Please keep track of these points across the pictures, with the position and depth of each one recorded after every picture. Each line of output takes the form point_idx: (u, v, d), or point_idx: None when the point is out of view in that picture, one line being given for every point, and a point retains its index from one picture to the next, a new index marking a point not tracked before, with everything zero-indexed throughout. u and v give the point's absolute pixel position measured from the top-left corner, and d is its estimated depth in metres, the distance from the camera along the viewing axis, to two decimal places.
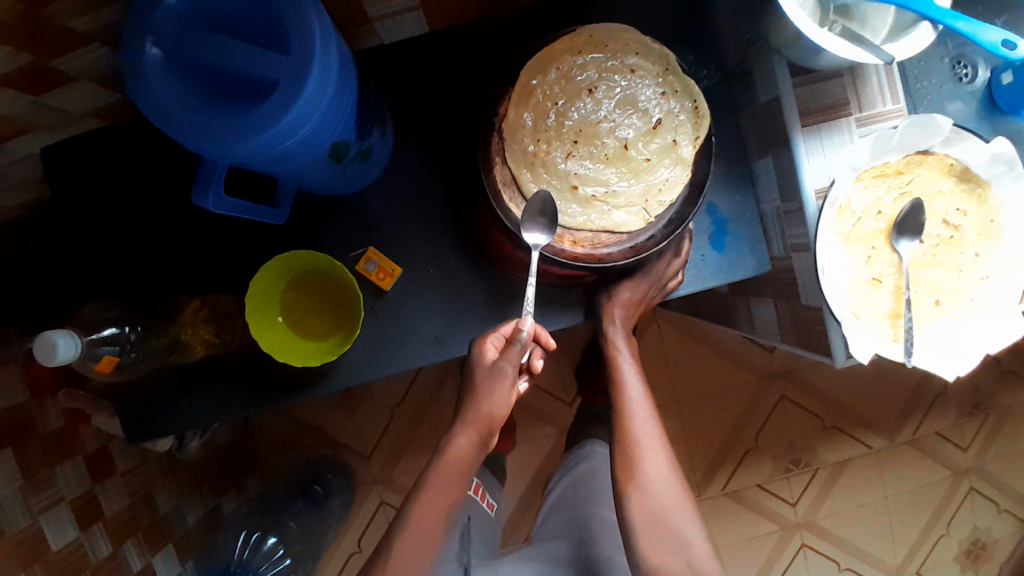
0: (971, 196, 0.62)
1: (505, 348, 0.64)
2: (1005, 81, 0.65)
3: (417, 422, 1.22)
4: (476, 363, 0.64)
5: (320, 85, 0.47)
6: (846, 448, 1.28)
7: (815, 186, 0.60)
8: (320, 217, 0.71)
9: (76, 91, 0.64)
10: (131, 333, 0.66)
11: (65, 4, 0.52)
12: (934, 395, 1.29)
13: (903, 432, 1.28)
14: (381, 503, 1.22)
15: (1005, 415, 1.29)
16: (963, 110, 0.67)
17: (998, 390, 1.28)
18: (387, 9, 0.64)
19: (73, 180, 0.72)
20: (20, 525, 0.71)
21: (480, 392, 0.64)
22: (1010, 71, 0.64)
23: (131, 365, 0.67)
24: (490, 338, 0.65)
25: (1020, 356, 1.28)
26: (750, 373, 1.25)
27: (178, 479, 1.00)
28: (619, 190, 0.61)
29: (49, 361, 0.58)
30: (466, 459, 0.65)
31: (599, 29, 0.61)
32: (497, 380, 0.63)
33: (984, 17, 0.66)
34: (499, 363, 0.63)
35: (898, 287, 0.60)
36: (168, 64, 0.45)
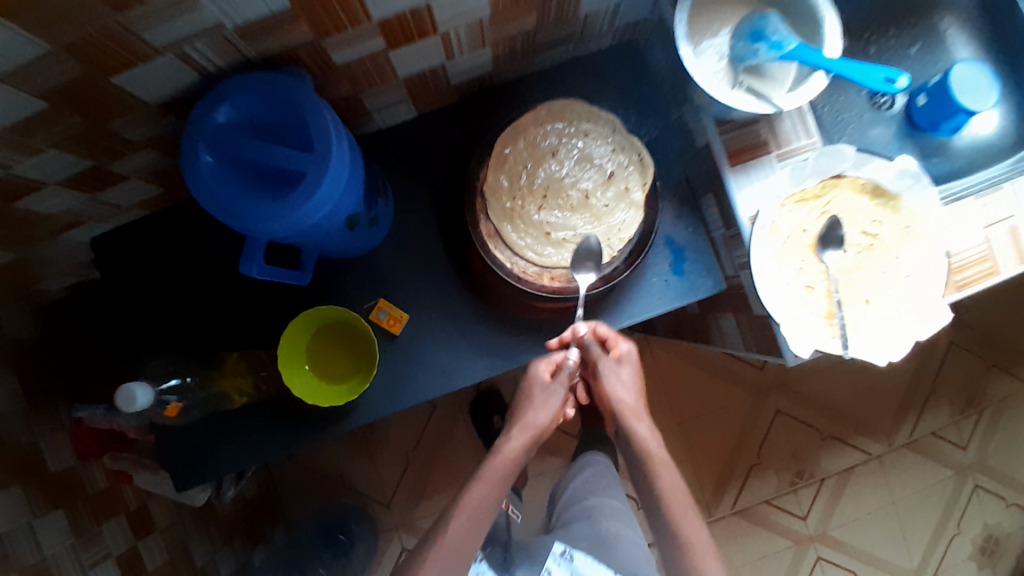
0: (886, 207, 0.73)
1: (556, 371, 0.75)
2: (920, 102, 0.85)
3: (432, 464, 1.34)
4: (531, 382, 0.75)
5: (337, 171, 0.58)
6: (847, 456, 1.35)
7: (749, 215, 0.72)
8: (338, 277, 0.83)
9: (127, 188, 0.76)
10: (189, 380, 0.76)
11: (119, 123, 0.63)
12: (927, 396, 1.37)
13: (901, 435, 1.36)
14: (402, 547, 1.32)
15: (997, 409, 1.37)
16: (886, 130, 0.89)
17: (987, 387, 1.37)
18: (384, 102, 0.75)
19: (121, 263, 0.83)
20: None
21: (534, 404, 0.74)
22: (923, 95, 0.84)
23: (189, 407, 0.78)
24: (544, 360, 0.76)
25: (1000, 350, 1.37)
26: (743, 390, 1.34)
27: (212, 533, 1.11)
28: (584, 233, 0.73)
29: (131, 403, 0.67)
30: (514, 462, 0.70)
31: (557, 103, 0.74)
32: (551, 395, 0.74)
33: (901, 50, 0.90)
34: (554, 382, 0.75)
35: (830, 291, 0.71)
36: (218, 166, 0.57)
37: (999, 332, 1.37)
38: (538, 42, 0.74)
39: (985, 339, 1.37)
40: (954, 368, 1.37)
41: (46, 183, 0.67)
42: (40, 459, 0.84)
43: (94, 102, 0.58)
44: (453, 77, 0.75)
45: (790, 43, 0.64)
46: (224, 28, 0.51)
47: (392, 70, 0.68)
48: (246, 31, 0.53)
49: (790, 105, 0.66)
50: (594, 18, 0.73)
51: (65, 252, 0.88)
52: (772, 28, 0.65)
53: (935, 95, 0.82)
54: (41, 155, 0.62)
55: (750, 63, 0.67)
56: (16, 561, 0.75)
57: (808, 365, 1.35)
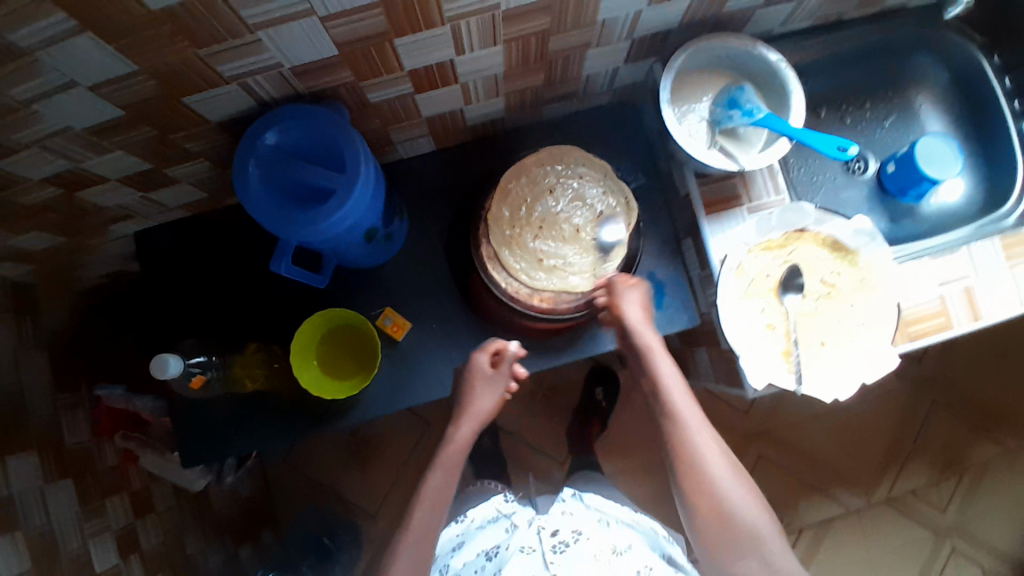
0: (845, 262, 0.82)
1: (496, 360, 0.83)
2: (890, 170, 0.95)
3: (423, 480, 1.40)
4: (471, 374, 0.83)
5: (363, 191, 0.67)
6: (827, 507, 1.40)
7: (720, 258, 0.81)
8: (352, 287, 0.92)
9: (173, 192, 0.85)
10: (214, 358, 0.84)
11: (180, 137, 0.72)
12: (909, 455, 1.42)
13: (881, 491, 1.41)
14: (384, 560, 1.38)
15: (977, 473, 1.42)
16: (859, 193, 0.99)
17: (967, 450, 1.42)
18: (408, 136, 0.86)
19: (159, 257, 0.93)
20: (74, 544, 0.86)
21: (474, 394, 0.82)
22: (892, 163, 0.95)
23: (213, 383, 0.84)
24: (481, 352, 0.83)
25: (980, 415, 1.43)
26: (729, 433, 1.40)
27: (205, 524, 1.18)
28: (573, 262, 0.82)
29: (165, 368, 0.73)
30: (463, 449, 0.82)
31: (557, 148, 0.84)
32: (493, 387, 0.83)
33: (874, 121, 1.00)
34: (493, 373, 0.83)
35: (788, 331, 0.79)
36: (261, 178, 0.67)
37: (979, 397, 1.44)
38: (546, 96, 0.85)
39: (963, 399, 1.43)
40: (935, 429, 1.42)
41: (107, 180, 0.76)
42: (58, 432, 0.91)
43: (166, 116, 0.66)
44: (469, 120, 0.86)
45: (758, 112, 0.75)
46: (283, 67, 0.62)
47: (417, 110, 0.78)
48: (300, 70, 0.63)
49: (757, 165, 0.76)
50: (596, 78, 0.84)
51: (108, 245, 0.97)
52: (746, 98, 0.76)
53: (903, 164, 0.92)
54: (107, 155, 0.71)
55: (726, 127, 0.78)
56: (27, 522, 0.80)
57: (790, 416, 1.41)
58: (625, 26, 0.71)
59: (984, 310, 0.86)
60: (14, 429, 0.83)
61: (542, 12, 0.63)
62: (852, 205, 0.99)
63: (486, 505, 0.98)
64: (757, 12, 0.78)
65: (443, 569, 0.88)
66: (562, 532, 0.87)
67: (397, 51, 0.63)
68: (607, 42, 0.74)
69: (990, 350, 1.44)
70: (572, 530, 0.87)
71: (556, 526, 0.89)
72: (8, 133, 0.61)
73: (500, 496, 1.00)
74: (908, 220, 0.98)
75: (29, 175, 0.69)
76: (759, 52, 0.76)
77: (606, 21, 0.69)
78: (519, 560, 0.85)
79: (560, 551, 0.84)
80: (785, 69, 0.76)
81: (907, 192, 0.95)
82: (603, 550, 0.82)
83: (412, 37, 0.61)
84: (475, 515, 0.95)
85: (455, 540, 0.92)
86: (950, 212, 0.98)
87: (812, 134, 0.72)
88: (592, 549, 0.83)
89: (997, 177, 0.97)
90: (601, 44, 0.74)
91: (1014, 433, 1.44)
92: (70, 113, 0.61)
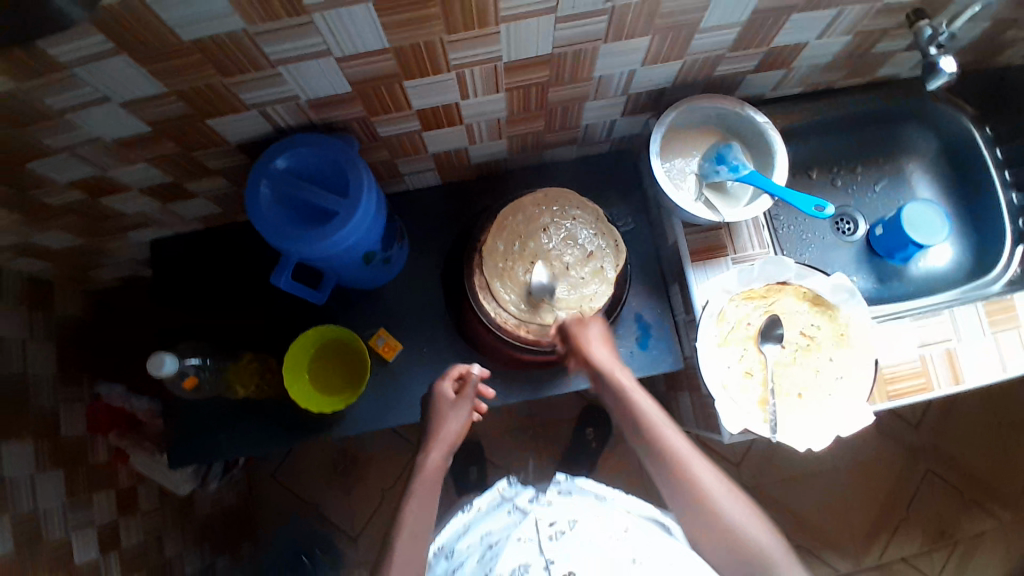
0: (824, 316, 0.85)
1: (460, 386, 0.84)
2: (879, 232, 0.99)
3: None
4: (437, 399, 0.83)
5: (365, 214, 0.72)
6: (813, 570, 1.38)
7: (702, 303, 0.84)
8: (350, 307, 0.96)
9: (191, 204, 0.91)
10: (209, 362, 0.87)
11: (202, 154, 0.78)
12: (899, 522, 1.40)
13: (870, 557, 1.38)
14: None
15: (970, 546, 1.40)
16: (849, 252, 1.02)
17: (960, 521, 1.40)
18: (415, 169, 0.91)
19: (172, 264, 0.98)
20: (57, 536, 0.88)
21: (443, 417, 0.82)
22: (881, 226, 0.98)
23: (205, 384, 0.87)
24: (444, 381, 0.85)
25: (974, 486, 1.41)
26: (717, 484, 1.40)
27: (186, 530, 1.18)
28: (561, 297, 0.85)
29: (160, 367, 0.77)
30: (438, 471, 0.80)
31: (553, 189, 0.89)
32: (458, 411, 0.83)
33: (865, 185, 1.04)
34: (458, 399, 0.83)
35: (765, 378, 0.82)
36: (272, 198, 0.71)
37: (973, 468, 1.42)
38: (547, 141, 0.90)
39: (957, 468, 1.42)
40: (927, 497, 1.41)
41: (131, 188, 0.82)
42: (55, 424, 0.94)
43: (191, 134, 0.72)
44: (474, 158, 0.91)
45: (744, 168, 0.80)
46: (300, 99, 0.67)
47: (424, 146, 0.83)
48: (316, 103, 0.69)
49: (740, 217, 0.81)
50: (594, 127, 0.89)
51: (125, 249, 1.03)
52: (733, 154, 0.82)
53: (890, 228, 0.96)
54: (132, 165, 0.76)
55: (714, 181, 0.84)
56: (15, 507, 0.83)
57: (780, 471, 1.41)
58: (620, 82, 0.77)
59: (965, 373, 0.87)
60: (13, 416, 0.87)
61: (541, 65, 0.69)
62: (841, 264, 1.01)
63: (489, 492, 0.93)
64: (747, 77, 0.84)
65: (449, 553, 0.84)
66: (560, 520, 0.76)
67: (407, 92, 0.69)
68: (605, 95, 0.80)
69: (983, 420, 1.44)
70: (570, 517, 0.76)
71: (555, 514, 0.77)
72: (45, 138, 0.67)
73: (503, 481, 0.94)
74: (897, 281, 1.00)
75: (60, 177, 0.75)
76: (747, 113, 0.82)
77: (601, 77, 0.74)
78: (510, 549, 0.74)
79: (555, 539, 0.73)
80: (772, 130, 0.81)
81: (895, 255, 0.98)
82: (599, 533, 0.73)
83: (420, 80, 0.67)
84: (480, 503, 0.91)
85: (461, 529, 0.88)
86: (937, 275, 1.01)
87: (792, 192, 0.78)
88: (589, 536, 0.73)
89: (983, 245, 1.00)
90: (599, 97, 0.80)
91: (1009, 507, 1.42)
92: (102, 124, 0.67)
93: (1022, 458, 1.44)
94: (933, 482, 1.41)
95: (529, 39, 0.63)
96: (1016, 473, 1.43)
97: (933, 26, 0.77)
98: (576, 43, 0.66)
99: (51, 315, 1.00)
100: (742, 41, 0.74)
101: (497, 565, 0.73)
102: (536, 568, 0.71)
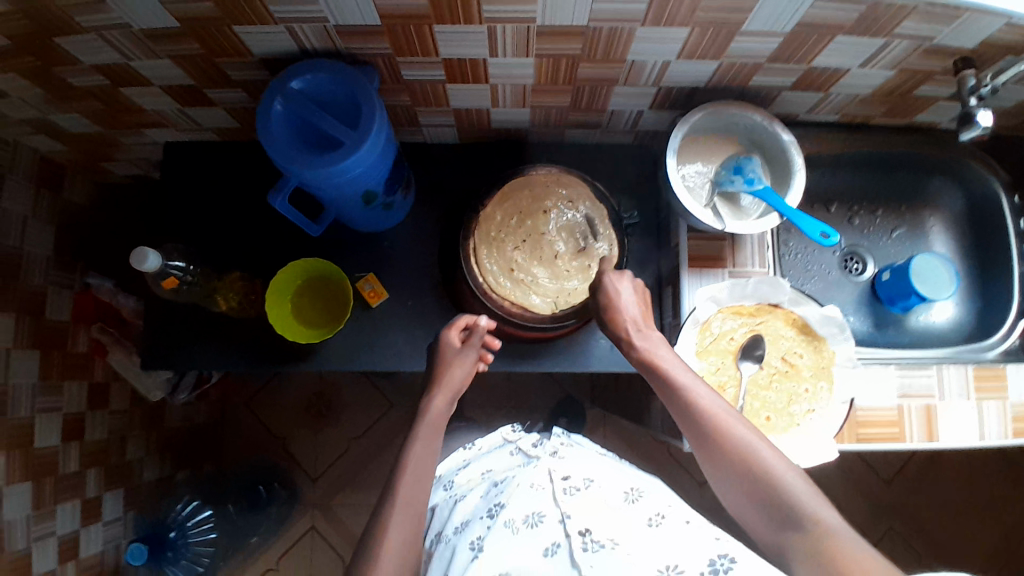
0: (809, 345, 0.86)
1: (467, 336, 0.84)
2: (885, 277, 0.97)
3: (370, 457, 1.43)
4: (443, 347, 0.83)
5: (371, 146, 0.71)
6: None
7: (689, 308, 0.84)
8: (345, 247, 0.96)
9: (210, 113, 0.90)
10: (192, 268, 0.88)
11: (227, 64, 0.77)
12: None
13: None
14: (311, 526, 1.40)
15: None
16: (852, 292, 1.00)
17: None
18: (434, 122, 0.90)
19: (182, 169, 0.99)
20: (22, 413, 0.90)
21: (448, 364, 0.82)
22: (888, 271, 0.97)
23: (183, 289, 0.88)
24: (455, 327, 0.84)
25: (935, 554, 1.41)
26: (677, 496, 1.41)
27: (151, 436, 1.20)
28: (541, 283, 0.86)
29: (141, 262, 0.77)
30: (441, 420, 0.78)
31: (566, 174, 0.89)
32: (464, 357, 0.82)
33: (882, 229, 1.01)
34: (465, 348, 0.83)
35: (736, 395, 0.84)
36: (285, 115, 0.71)
37: (937, 536, 1.41)
38: (570, 119, 0.89)
39: (917, 531, 1.41)
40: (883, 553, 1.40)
41: (153, 84, 0.81)
42: (40, 306, 0.96)
43: (218, 39, 0.71)
44: (496, 122, 0.90)
45: (759, 184, 0.79)
46: (328, 23, 0.67)
47: (447, 99, 0.83)
48: (344, 31, 0.68)
49: (746, 230, 0.79)
50: (620, 115, 0.88)
51: (140, 148, 1.03)
52: (752, 167, 0.80)
53: (897, 274, 0.94)
54: (157, 61, 0.76)
55: (727, 190, 0.82)
56: None
57: None
58: (653, 72, 0.75)
59: (941, 433, 0.84)
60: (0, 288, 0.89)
61: (572, 37, 0.68)
62: (842, 301, 1.00)
63: (494, 434, 0.99)
64: (783, 93, 0.82)
65: (448, 483, 0.90)
66: (574, 477, 0.76)
67: (435, 37, 0.68)
68: (635, 83, 0.78)
69: (954, 489, 1.43)
70: (585, 477, 0.76)
71: (568, 470, 0.78)
72: (75, 16, 0.67)
73: (507, 428, 1.00)
74: (893, 330, 0.99)
75: (85, 59, 0.75)
76: (774, 129, 0.81)
77: (634, 61, 0.73)
78: (521, 493, 0.74)
79: (569, 494, 0.73)
80: (794, 151, 0.80)
81: (895, 303, 0.97)
82: (619, 496, 0.73)
83: (451, 27, 0.66)
84: (482, 443, 0.98)
85: (461, 464, 0.95)
86: (935, 332, 0.99)
87: (802, 214, 0.77)
88: (604, 495, 0.72)
89: (986, 311, 0.98)
90: (629, 84, 0.78)
91: None
92: (133, 11, 0.66)
93: (983, 535, 1.42)
94: (892, 540, 1.41)
95: (567, 6, 0.62)
96: (975, 548, 1.42)
97: (979, 77, 0.77)
98: (614, 20, 0.64)
99: (56, 198, 1.03)
100: (782, 54, 0.72)
101: (508, 509, 0.72)
102: (550, 518, 0.69)
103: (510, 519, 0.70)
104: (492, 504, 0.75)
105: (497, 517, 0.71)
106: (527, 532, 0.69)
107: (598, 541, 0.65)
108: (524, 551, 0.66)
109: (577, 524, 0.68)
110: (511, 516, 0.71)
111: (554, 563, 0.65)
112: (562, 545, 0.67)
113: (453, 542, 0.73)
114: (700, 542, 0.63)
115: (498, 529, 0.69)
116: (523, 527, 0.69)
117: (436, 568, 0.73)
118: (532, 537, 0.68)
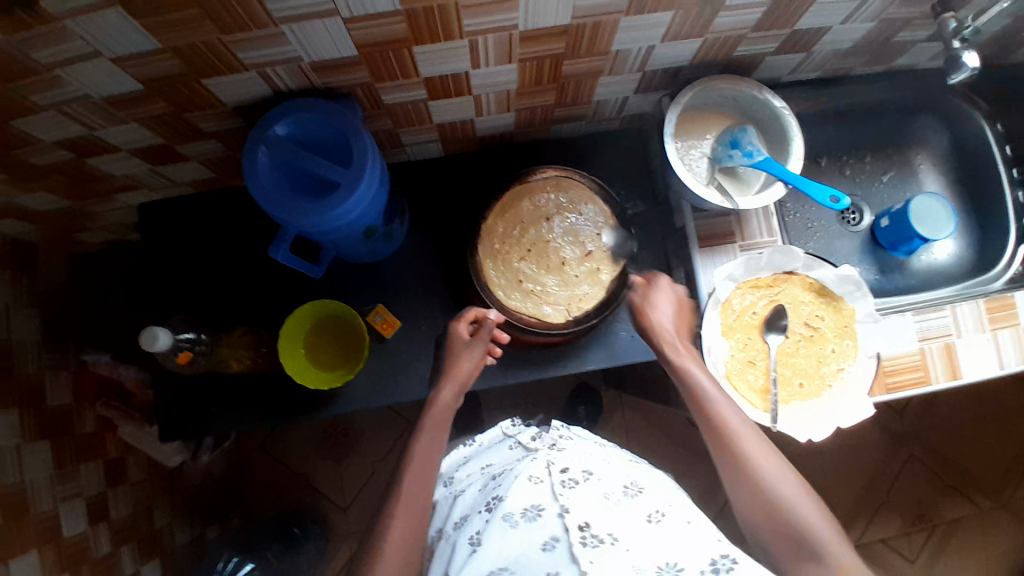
0: (829, 306, 0.86)
1: (476, 329, 0.82)
2: (884, 223, 0.97)
3: None
4: (452, 338, 0.82)
5: (365, 191, 0.69)
6: None
7: (708, 290, 0.85)
8: (347, 281, 0.94)
9: (183, 168, 0.86)
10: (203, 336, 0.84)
11: (199, 117, 0.73)
12: (878, 503, 1.42)
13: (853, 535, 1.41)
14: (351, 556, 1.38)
15: (949, 528, 1.42)
16: (855, 242, 0.99)
17: (938, 502, 1.42)
18: (417, 140, 0.87)
19: (163, 228, 0.94)
20: (44, 507, 0.86)
21: (455, 359, 0.81)
22: (887, 217, 0.96)
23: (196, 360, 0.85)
24: (462, 319, 0.82)
25: (958, 472, 1.44)
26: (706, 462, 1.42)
27: (173, 502, 1.17)
28: (551, 292, 0.85)
29: (152, 344, 0.75)
30: (446, 411, 0.78)
31: (566, 178, 0.87)
32: (472, 350, 0.81)
33: (875, 173, 1.01)
34: (474, 338, 0.81)
35: (767, 367, 0.85)
36: (271, 164, 0.68)
37: (958, 455, 1.45)
38: (556, 115, 0.87)
39: (939, 456, 1.45)
40: (909, 479, 1.43)
41: (121, 149, 0.77)
42: (41, 392, 0.92)
43: (187, 95, 0.68)
44: (480, 130, 0.88)
45: (757, 155, 0.78)
46: (302, 61, 0.63)
47: (429, 115, 0.80)
48: (318, 66, 0.65)
49: (753, 204, 0.79)
50: (605, 105, 0.86)
51: (112, 212, 0.98)
52: (747, 139, 0.79)
53: (897, 220, 0.94)
54: (123, 126, 0.72)
55: (726, 165, 0.82)
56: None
57: None
58: (638, 58, 0.74)
59: (963, 369, 0.84)
60: None
61: (557, 37, 0.66)
62: (845, 253, 0.99)
63: (493, 429, 0.96)
64: (767, 59, 0.81)
65: (449, 480, 0.89)
66: (573, 469, 0.74)
67: (415, 58, 0.65)
68: (620, 72, 0.77)
69: (967, 409, 1.47)
70: (583, 469, 0.75)
71: (567, 462, 0.75)
72: (32, 95, 0.63)
73: (506, 420, 0.96)
74: (898, 275, 0.99)
75: (46, 135, 0.70)
76: (765, 97, 0.80)
77: (620, 51, 0.71)
78: (521, 486, 0.72)
79: (568, 486, 0.71)
80: (789, 118, 0.79)
81: (899, 247, 0.97)
82: (617, 489, 0.72)
83: (430, 46, 0.63)
84: (482, 438, 0.95)
85: (462, 460, 0.93)
86: (936, 272, 1.00)
87: (807, 180, 0.75)
88: (604, 489, 0.71)
89: (985, 239, 0.99)
90: (615, 74, 0.77)
91: (987, 493, 1.44)
92: (91, 81, 0.62)
93: (1001, 447, 1.46)
94: (917, 467, 1.44)
95: (550, 8, 0.60)
96: (996, 460, 1.46)
97: (959, 20, 0.76)
98: (597, 14, 0.62)
99: (34, 280, 0.97)
100: (766, 22, 0.71)
101: (507, 501, 0.70)
102: (550, 511, 0.68)
103: (509, 512, 0.69)
104: (490, 499, 0.73)
105: (495, 512, 0.70)
106: (527, 525, 0.67)
107: (597, 536, 0.64)
108: (521, 545, 0.65)
109: (575, 518, 0.65)
110: (510, 509, 0.69)
111: (555, 557, 0.64)
112: (562, 539, 0.65)
113: (453, 537, 0.73)
114: (702, 542, 0.63)
115: (497, 522, 0.68)
116: (521, 521, 0.68)
117: (437, 566, 0.72)
118: (534, 530, 0.67)
